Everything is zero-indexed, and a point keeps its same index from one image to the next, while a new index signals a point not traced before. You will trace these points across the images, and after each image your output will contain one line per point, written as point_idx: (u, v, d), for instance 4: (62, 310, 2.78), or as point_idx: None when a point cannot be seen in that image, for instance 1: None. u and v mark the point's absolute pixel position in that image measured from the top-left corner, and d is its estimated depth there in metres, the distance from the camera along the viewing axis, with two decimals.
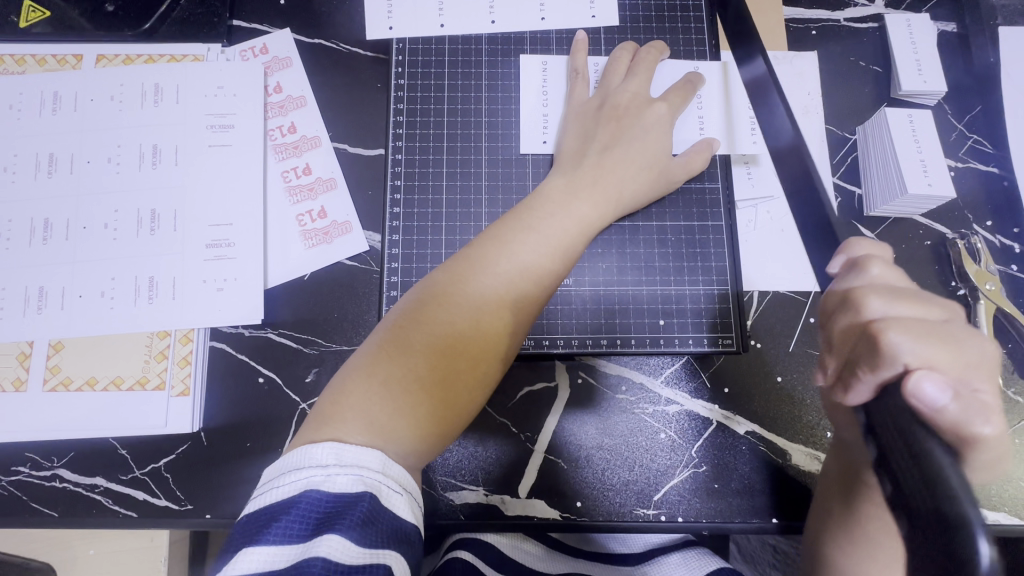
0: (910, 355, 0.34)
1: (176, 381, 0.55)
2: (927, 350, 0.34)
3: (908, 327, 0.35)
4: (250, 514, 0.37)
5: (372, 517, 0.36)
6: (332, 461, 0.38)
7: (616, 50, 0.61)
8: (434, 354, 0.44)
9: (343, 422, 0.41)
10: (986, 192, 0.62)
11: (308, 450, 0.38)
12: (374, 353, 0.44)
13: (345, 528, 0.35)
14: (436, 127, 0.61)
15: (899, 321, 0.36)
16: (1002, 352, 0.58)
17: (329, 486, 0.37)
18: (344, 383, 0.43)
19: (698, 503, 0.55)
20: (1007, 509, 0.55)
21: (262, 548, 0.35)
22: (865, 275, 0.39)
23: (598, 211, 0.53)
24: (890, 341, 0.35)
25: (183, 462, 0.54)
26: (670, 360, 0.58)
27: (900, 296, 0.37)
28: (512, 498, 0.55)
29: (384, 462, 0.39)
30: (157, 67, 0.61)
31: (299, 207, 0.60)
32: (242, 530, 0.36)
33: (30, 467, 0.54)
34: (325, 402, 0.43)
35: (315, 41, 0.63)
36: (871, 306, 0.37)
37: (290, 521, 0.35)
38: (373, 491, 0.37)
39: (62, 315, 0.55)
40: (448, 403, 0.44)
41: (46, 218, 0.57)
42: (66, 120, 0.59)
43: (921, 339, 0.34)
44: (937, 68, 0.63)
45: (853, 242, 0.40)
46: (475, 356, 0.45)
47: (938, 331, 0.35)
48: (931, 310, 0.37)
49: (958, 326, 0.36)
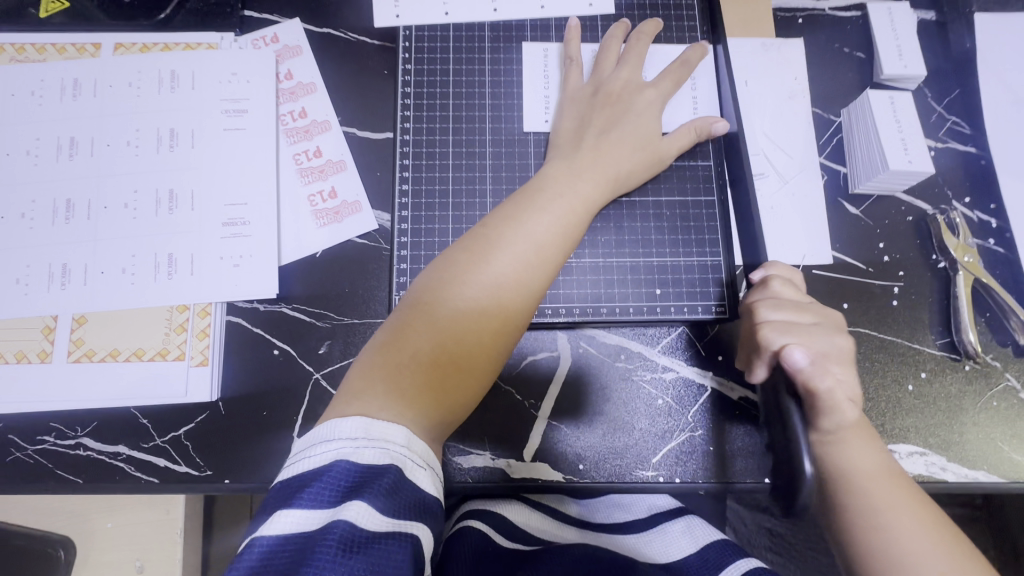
0: (777, 343, 0.50)
1: (195, 352, 0.57)
2: (784, 339, 0.50)
3: (776, 326, 0.50)
4: (283, 481, 0.39)
5: (397, 488, 0.39)
6: (360, 435, 0.40)
7: (608, 36, 0.63)
8: (457, 331, 0.47)
9: (375, 394, 0.43)
10: (964, 171, 0.66)
11: (336, 423, 0.41)
12: (398, 332, 0.47)
13: (372, 496, 0.37)
14: (442, 109, 0.64)
15: (776, 322, 0.51)
16: (979, 321, 0.62)
17: (358, 458, 0.39)
18: (372, 360, 0.46)
19: (695, 465, 0.58)
20: (987, 467, 0.58)
21: (295, 511, 0.37)
22: (768, 291, 0.53)
23: (598, 190, 0.56)
24: (766, 336, 0.50)
25: (202, 431, 0.57)
26: (667, 330, 0.61)
27: (784, 306, 0.51)
28: (518, 461, 0.58)
29: (409, 437, 0.41)
30: (173, 54, 0.63)
31: (311, 187, 0.62)
32: (275, 495, 0.39)
33: (55, 437, 0.56)
34: (355, 377, 0.45)
35: (324, 30, 0.66)
36: (762, 314, 0.52)
37: (321, 488, 0.38)
38: (399, 465, 0.40)
39: (85, 290, 0.57)
40: (472, 373, 0.47)
41: (68, 198, 0.59)
42: (86, 105, 0.61)
43: (784, 323, 0.50)
44: (917, 53, 0.67)
45: (760, 267, 0.55)
46: (492, 330, 0.48)
47: (800, 329, 0.50)
48: (806, 313, 0.52)
49: (819, 329, 0.51)
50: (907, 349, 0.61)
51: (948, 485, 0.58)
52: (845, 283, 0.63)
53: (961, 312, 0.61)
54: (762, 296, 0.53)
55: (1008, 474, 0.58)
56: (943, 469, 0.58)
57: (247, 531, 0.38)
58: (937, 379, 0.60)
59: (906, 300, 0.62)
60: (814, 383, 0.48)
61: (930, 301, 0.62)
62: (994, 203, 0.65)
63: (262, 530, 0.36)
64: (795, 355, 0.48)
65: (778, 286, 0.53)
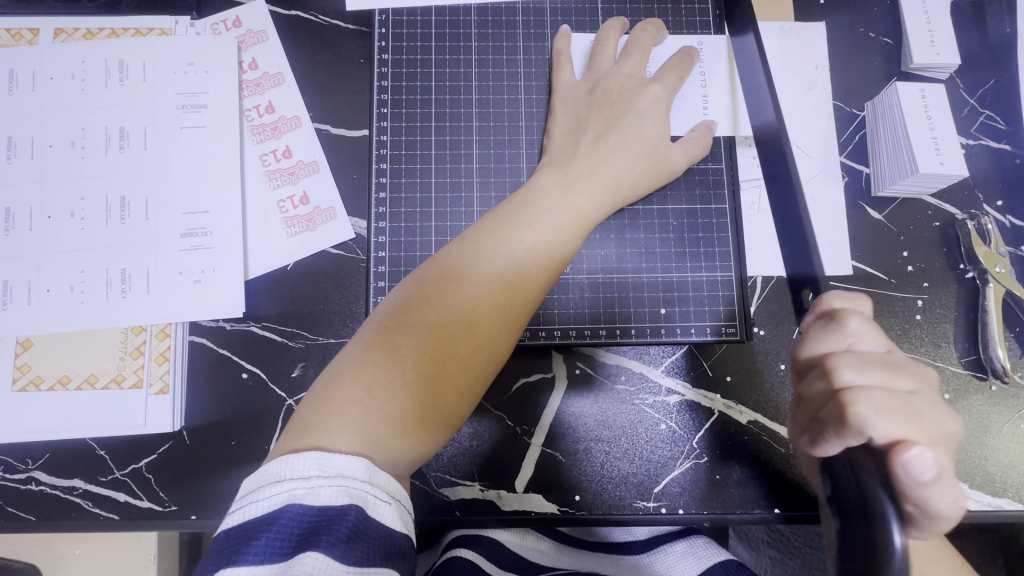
0: (878, 432, 0.35)
1: (154, 378, 0.52)
2: (893, 427, 0.35)
3: (877, 401, 0.36)
4: (228, 529, 0.35)
5: (358, 531, 0.34)
6: (315, 473, 0.36)
7: (636, 31, 0.57)
8: (423, 358, 0.42)
9: (325, 431, 0.38)
10: (997, 171, 0.60)
11: (288, 461, 0.36)
12: (357, 357, 0.42)
13: (328, 544, 0.33)
14: (423, 105, 0.57)
15: (868, 390, 0.37)
16: (1008, 337, 0.57)
17: (312, 500, 0.35)
18: (326, 389, 0.41)
19: (699, 495, 0.54)
20: (1011, 494, 0.54)
21: (240, 567, 0.32)
22: (842, 332, 0.39)
23: (597, 205, 0.50)
24: (858, 414, 0.36)
25: (165, 462, 0.52)
26: (671, 349, 0.56)
27: (871, 365, 0.38)
28: (508, 492, 0.54)
29: (370, 471, 0.37)
30: (121, 42, 0.56)
31: (279, 192, 0.56)
32: (219, 547, 0.34)
33: (4, 471, 0.51)
34: (308, 408, 0.41)
35: (292, 13, 0.59)
36: (843, 377, 0.38)
37: (271, 538, 0.33)
38: (359, 503, 0.36)
39: (30, 311, 0.52)
40: (438, 409, 0.42)
41: (7, 207, 0.53)
42: (24, 101, 0.55)
43: (885, 417, 0.35)
44: (950, 40, 0.60)
45: (823, 299, 0.41)
46: (464, 360, 0.43)
47: (903, 405, 0.36)
48: (899, 379, 0.38)
49: (924, 399, 0.37)
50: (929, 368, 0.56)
51: (969, 513, 0.54)
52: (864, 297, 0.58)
53: (991, 327, 0.56)
54: (833, 337, 0.40)
55: None
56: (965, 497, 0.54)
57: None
58: (961, 399, 0.56)
59: (929, 315, 0.57)
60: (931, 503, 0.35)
61: (955, 315, 0.57)
62: None
63: None
64: (921, 467, 0.33)
65: (853, 323, 0.39)
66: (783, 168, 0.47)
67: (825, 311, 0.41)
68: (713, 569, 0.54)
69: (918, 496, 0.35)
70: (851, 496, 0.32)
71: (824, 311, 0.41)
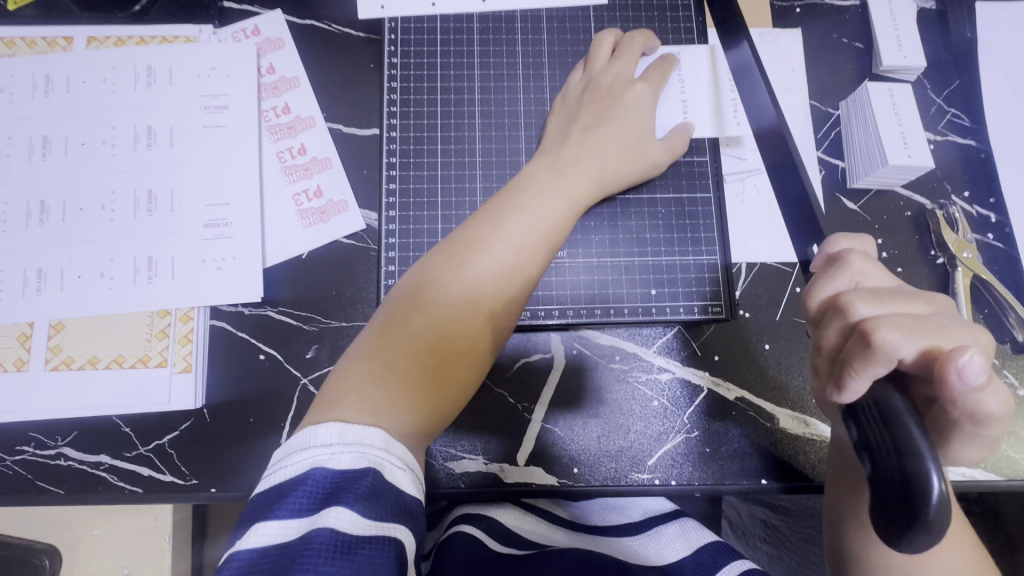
0: (905, 351, 0.35)
1: (177, 358, 0.56)
2: (922, 342, 0.36)
3: (901, 324, 0.36)
4: (261, 492, 0.38)
5: (377, 491, 0.38)
6: (336, 440, 0.39)
7: (628, 37, 0.61)
8: (433, 336, 0.46)
9: (347, 402, 0.42)
10: (964, 164, 0.64)
11: (313, 431, 0.40)
12: (375, 338, 0.46)
13: (351, 502, 0.36)
14: (429, 105, 0.62)
15: (893, 317, 0.37)
16: (978, 318, 0.61)
17: (334, 464, 0.38)
18: (348, 367, 0.45)
19: (691, 467, 0.57)
20: (984, 465, 0.58)
21: (273, 523, 0.36)
22: (847, 271, 0.40)
23: (584, 190, 0.54)
24: (883, 338, 0.36)
25: (186, 439, 0.55)
26: (662, 330, 0.60)
27: (884, 296, 0.39)
28: (511, 465, 0.57)
29: (386, 439, 0.40)
30: (149, 49, 0.61)
31: (295, 186, 0.60)
32: (254, 506, 0.38)
33: (35, 447, 0.54)
34: (331, 386, 0.44)
35: (307, 22, 0.64)
36: (859, 310, 0.38)
37: (299, 497, 0.37)
38: (377, 468, 0.39)
39: (62, 296, 0.56)
40: (448, 382, 0.46)
41: (42, 200, 0.57)
42: (59, 102, 0.59)
43: (912, 336, 0.36)
44: (916, 44, 0.65)
45: (832, 241, 0.43)
46: (470, 336, 0.47)
47: (929, 324, 0.36)
48: (915, 306, 0.39)
49: (945, 319, 0.38)
50: None
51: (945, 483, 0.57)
52: None
53: (960, 308, 0.60)
54: (838, 278, 0.41)
55: (1005, 471, 0.58)
56: None
57: (226, 547, 0.37)
58: None
59: None
60: (982, 408, 0.35)
61: None
62: (994, 197, 0.63)
63: (241, 543, 0.35)
64: (970, 371, 0.33)
65: (856, 262, 0.41)
66: (786, 159, 0.50)
67: (831, 255, 0.42)
68: (706, 547, 0.57)
69: (968, 401, 0.34)
70: (885, 447, 0.33)
71: (830, 255, 0.43)
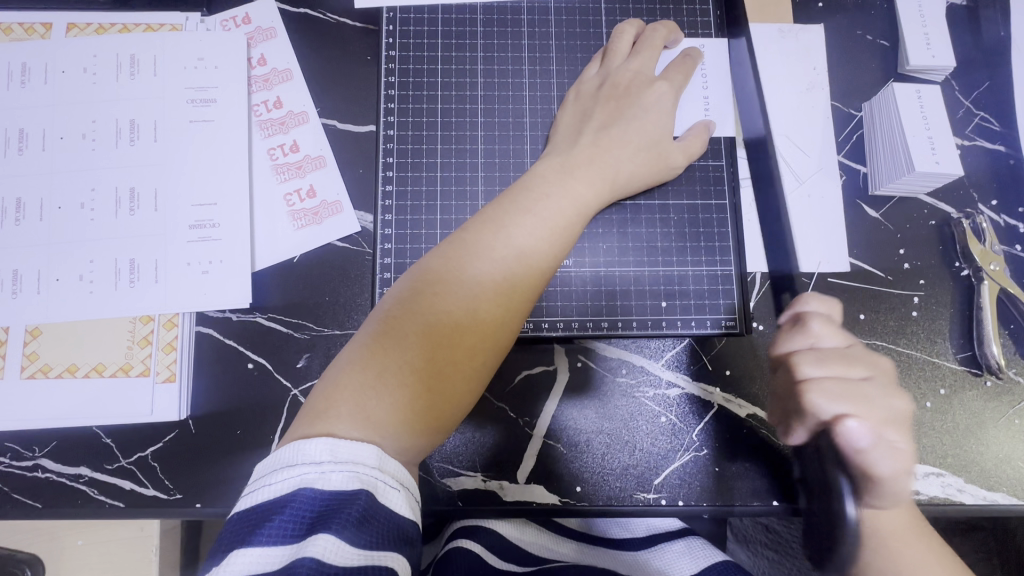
0: (829, 413, 0.47)
1: (161, 367, 0.53)
2: (845, 406, 0.47)
3: (829, 390, 0.47)
4: (241, 511, 0.35)
5: (369, 515, 0.35)
6: (326, 458, 0.36)
7: (648, 31, 0.58)
8: (430, 345, 0.43)
9: (336, 415, 0.39)
10: (992, 171, 0.61)
11: (300, 445, 0.37)
12: (366, 345, 0.42)
13: (339, 527, 0.34)
14: (430, 101, 0.58)
15: (824, 381, 0.48)
16: (1003, 334, 0.58)
17: (323, 484, 0.35)
18: (336, 377, 0.42)
19: (699, 487, 0.54)
20: (1006, 489, 0.55)
21: (255, 548, 0.33)
22: (805, 333, 0.51)
23: (595, 192, 0.51)
24: (811, 401, 0.48)
25: (171, 451, 0.52)
26: (672, 343, 0.57)
27: (829, 360, 0.49)
28: (510, 483, 0.55)
29: (380, 457, 0.37)
30: (133, 37, 0.57)
31: (286, 185, 0.57)
32: (233, 528, 0.34)
33: (11, 458, 0.52)
34: (318, 396, 0.41)
35: (301, 11, 0.60)
36: (805, 371, 0.49)
37: (284, 520, 0.34)
38: (369, 489, 0.36)
39: (39, 300, 0.53)
40: (445, 396, 0.43)
41: (18, 197, 0.54)
42: (37, 93, 0.56)
43: (839, 400, 0.47)
44: (946, 43, 0.62)
45: (801, 301, 0.53)
46: (469, 347, 0.44)
47: (854, 390, 0.47)
48: (854, 369, 0.49)
49: (873, 387, 0.48)
50: (925, 363, 0.57)
51: (965, 507, 0.55)
52: (861, 292, 0.58)
53: (985, 324, 0.57)
54: (797, 340, 0.52)
55: None
56: (961, 491, 0.55)
57: (201, 572, 0.34)
58: (957, 395, 0.57)
59: (925, 312, 0.58)
60: (876, 467, 0.47)
61: (951, 311, 0.58)
62: (1022, 206, 0.60)
63: (218, 570, 0.32)
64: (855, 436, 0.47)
65: (814, 326, 0.51)
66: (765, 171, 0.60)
67: (798, 312, 0.53)
68: (713, 567, 0.54)
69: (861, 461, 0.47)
70: None
71: (796, 313, 0.53)
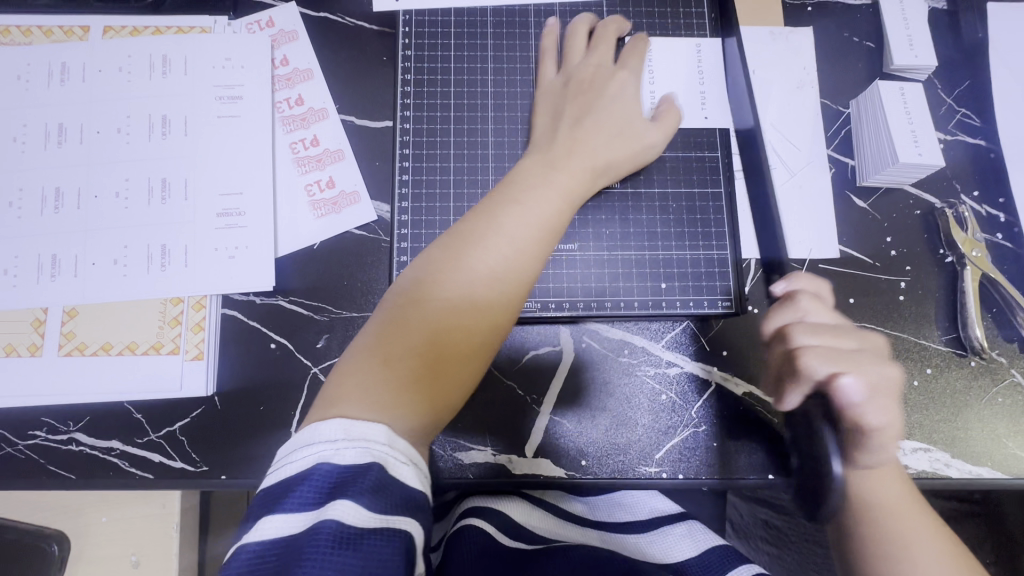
0: (822, 374, 0.49)
1: (190, 346, 0.56)
2: (838, 367, 0.48)
3: (821, 353, 0.49)
4: (269, 485, 0.39)
5: (381, 486, 0.38)
6: (340, 436, 0.39)
7: (650, 33, 0.62)
8: (431, 331, 0.46)
9: (349, 397, 0.42)
10: (974, 164, 0.64)
11: (316, 427, 0.40)
12: (372, 337, 0.46)
13: (356, 494, 0.37)
14: (442, 98, 0.62)
15: (817, 347, 0.49)
16: (986, 317, 0.61)
17: (338, 459, 0.38)
18: (346, 368, 0.45)
19: (699, 461, 0.57)
20: (990, 464, 0.58)
21: (280, 516, 0.37)
22: (795, 308, 0.52)
23: (580, 180, 0.54)
24: (806, 364, 0.49)
25: (198, 426, 0.55)
26: (671, 325, 0.60)
27: (819, 330, 0.50)
28: (519, 457, 0.57)
29: (389, 435, 0.40)
30: (166, 39, 0.61)
31: (307, 177, 0.61)
32: (262, 500, 0.38)
33: (47, 431, 0.55)
34: (331, 387, 0.44)
35: (321, 15, 0.64)
36: (799, 338, 0.50)
37: (305, 491, 0.37)
38: (381, 462, 0.39)
39: (76, 283, 0.56)
40: (448, 375, 0.45)
41: (57, 187, 0.57)
42: (76, 90, 0.59)
43: (829, 363, 0.49)
44: (928, 43, 0.66)
45: (787, 282, 0.53)
46: (469, 329, 0.47)
47: (846, 355, 0.49)
48: (845, 339, 0.50)
49: (863, 354, 0.50)
50: (912, 344, 0.60)
51: (951, 481, 0.57)
52: (851, 277, 0.62)
53: (968, 307, 0.60)
54: (786, 314, 0.52)
55: (1012, 471, 0.58)
56: (947, 465, 0.58)
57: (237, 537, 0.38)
58: (943, 374, 0.60)
59: (912, 296, 0.61)
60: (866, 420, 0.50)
61: (936, 295, 0.61)
62: (1004, 197, 0.63)
63: (251, 536, 0.36)
64: (849, 392, 0.48)
65: (802, 301, 0.52)
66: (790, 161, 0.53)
67: (785, 293, 0.53)
68: (712, 551, 0.57)
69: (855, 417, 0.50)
70: None
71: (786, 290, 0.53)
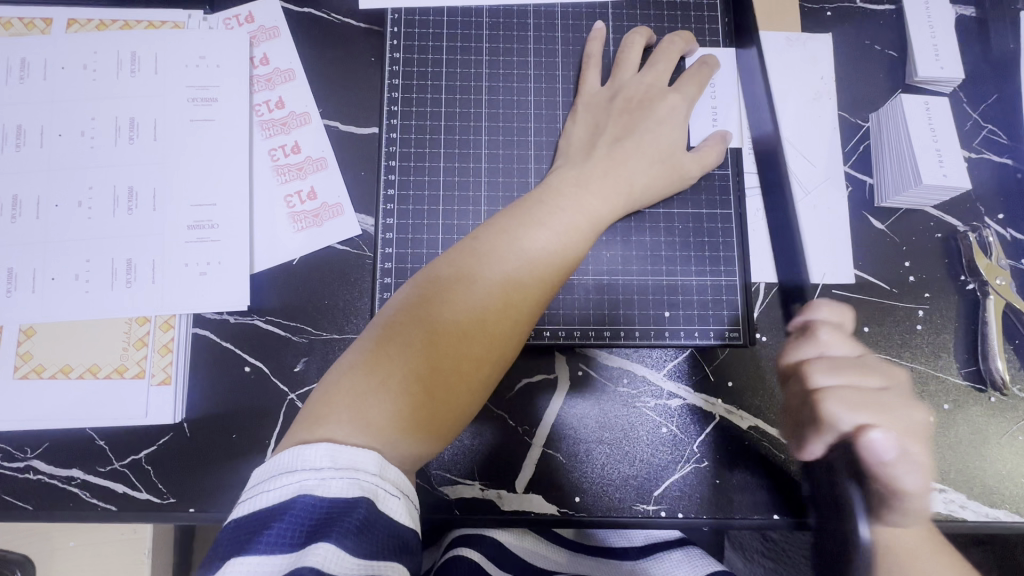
0: (846, 422, 0.46)
1: (156, 369, 0.52)
2: (865, 415, 0.46)
3: (845, 398, 0.46)
4: (238, 518, 0.34)
5: (369, 525, 0.33)
6: (326, 464, 0.34)
7: (664, 42, 0.58)
8: (435, 354, 0.41)
9: (335, 419, 0.38)
10: (999, 184, 0.61)
11: (300, 450, 0.35)
12: (370, 351, 0.41)
13: (339, 537, 0.32)
14: (433, 104, 0.57)
15: (839, 389, 0.47)
16: (1008, 349, 0.57)
17: (322, 492, 0.34)
18: (338, 379, 0.40)
19: (698, 500, 0.54)
20: (1007, 506, 0.54)
21: (253, 557, 0.32)
22: (815, 342, 0.51)
23: (609, 204, 0.50)
24: (830, 410, 0.47)
25: (165, 454, 0.52)
26: (673, 353, 0.56)
27: (840, 367, 0.48)
28: (509, 492, 0.54)
29: (381, 464, 0.36)
30: (135, 34, 0.56)
31: (287, 187, 0.56)
32: (229, 536, 0.33)
33: (2, 459, 0.51)
34: (317, 400, 0.40)
35: (305, 11, 0.60)
36: (818, 379, 0.48)
37: (282, 528, 0.33)
38: (370, 496, 0.34)
39: (34, 299, 0.52)
40: (446, 405, 0.41)
41: (14, 194, 0.53)
42: (35, 89, 0.55)
43: (852, 410, 0.46)
44: (954, 54, 0.61)
45: (812, 308, 0.53)
46: (476, 354, 0.43)
47: (872, 401, 0.46)
48: (869, 376, 0.47)
49: (891, 395, 0.47)
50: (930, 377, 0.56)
51: (969, 524, 0.53)
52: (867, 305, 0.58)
53: (991, 339, 0.56)
54: (806, 347, 0.52)
55: None
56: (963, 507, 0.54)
57: None
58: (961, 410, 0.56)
59: (929, 325, 0.58)
60: (899, 482, 0.47)
61: (955, 326, 0.57)
62: None
63: None
64: (879, 448, 0.45)
65: (822, 335, 0.51)
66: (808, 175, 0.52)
67: (806, 323, 0.53)
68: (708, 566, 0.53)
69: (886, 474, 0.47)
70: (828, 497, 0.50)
71: (805, 321, 0.54)
